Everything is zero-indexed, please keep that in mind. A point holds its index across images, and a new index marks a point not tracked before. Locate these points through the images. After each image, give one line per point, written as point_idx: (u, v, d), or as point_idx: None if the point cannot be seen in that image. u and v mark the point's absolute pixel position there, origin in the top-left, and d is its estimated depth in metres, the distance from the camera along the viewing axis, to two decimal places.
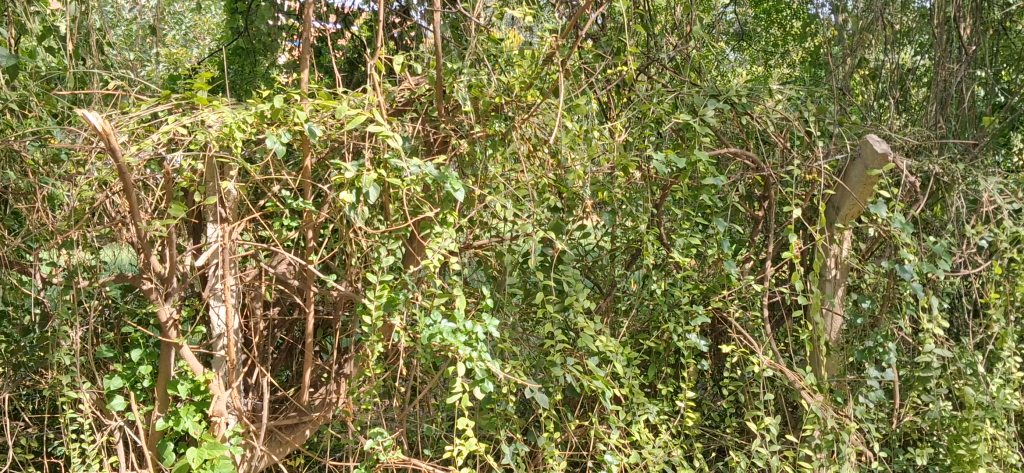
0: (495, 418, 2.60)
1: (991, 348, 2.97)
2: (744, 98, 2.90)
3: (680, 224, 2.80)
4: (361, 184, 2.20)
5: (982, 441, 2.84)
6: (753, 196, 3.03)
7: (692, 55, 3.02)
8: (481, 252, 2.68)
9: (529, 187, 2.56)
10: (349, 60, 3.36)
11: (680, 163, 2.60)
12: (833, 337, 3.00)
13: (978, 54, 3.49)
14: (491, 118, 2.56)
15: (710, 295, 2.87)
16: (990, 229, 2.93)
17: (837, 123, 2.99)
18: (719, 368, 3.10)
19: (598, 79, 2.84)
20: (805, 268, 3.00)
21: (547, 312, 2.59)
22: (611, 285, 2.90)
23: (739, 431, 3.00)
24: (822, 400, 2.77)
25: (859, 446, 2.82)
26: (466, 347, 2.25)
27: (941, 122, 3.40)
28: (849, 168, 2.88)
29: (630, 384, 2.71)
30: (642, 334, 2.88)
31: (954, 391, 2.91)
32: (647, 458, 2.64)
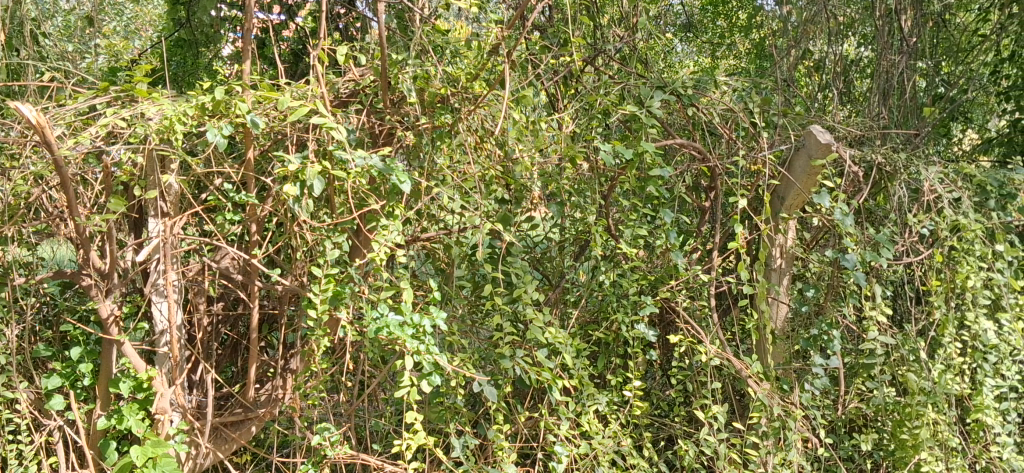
0: (446, 411, 2.59)
1: (932, 335, 3.01)
2: (690, 90, 2.92)
3: (627, 216, 2.82)
4: (305, 178, 2.17)
5: (924, 425, 2.90)
6: (699, 187, 3.05)
7: (638, 47, 3.04)
8: (429, 246, 2.66)
9: (476, 180, 2.53)
10: (294, 53, 3.33)
11: (627, 155, 2.60)
12: (780, 326, 3.03)
13: (917, 46, 3.61)
14: (438, 110, 2.54)
15: (658, 286, 2.87)
16: (931, 218, 2.99)
17: (781, 114, 3.04)
18: (668, 358, 3.11)
19: (545, 69, 2.82)
20: (750, 258, 3.01)
21: (496, 305, 2.59)
22: (560, 276, 2.89)
23: (688, 420, 3.02)
24: (769, 388, 2.80)
25: (806, 432, 2.84)
26: (413, 340, 2.23)
27: (883, 113, 3.46)
28: (793, 159, 2.92)
29: (579, 376, 2.70)
30: (591, 326, 2.86)
31: (897, 378, 2.97)
32: (597, 448, 2.66)
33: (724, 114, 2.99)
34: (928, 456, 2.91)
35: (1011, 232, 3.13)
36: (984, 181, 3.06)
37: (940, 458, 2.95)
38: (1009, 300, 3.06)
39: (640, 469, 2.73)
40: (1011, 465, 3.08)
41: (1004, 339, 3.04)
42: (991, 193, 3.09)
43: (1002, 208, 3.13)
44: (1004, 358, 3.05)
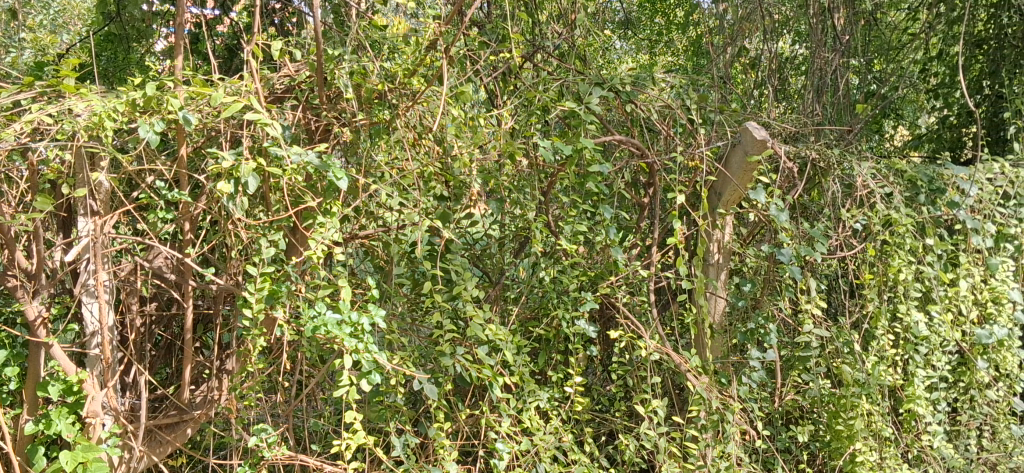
0: (385, 410, 2.57)
1: (866, 327, 3.07)
2: (628, 86, 2.93)
3: (566, 212, 2.82)
4: (240, 175, 2.13)
5: (858, 416, 2.96)
6: (638, 183, 3.06)
7: (577, 43, 3.05)
8: (368, 243, 2.63)
9: (415, 177, 2.53)
10: (228, 48, 3.27)
11: (565, 152, 2.60)
12: (718, 320, 3.03)
13: (850, 44, 3.70)
14: (375, 106, 2.51)
15: (598, 282, 2.87)
16: (864, 213, 3.07)
17: (718, 111, 3.07)
18: (609, 354, 3.12)
19: (484, 65, 2.80)
20: (688, 254, 3.04)
21: (436, 302, 2.57)
22: (499, 273, 2.88)
23: (628, 415, 3.04)
24: (707, 382, 2.83)
25: (744, 424, 2.88)
26: (351, 339, 2.20)
27: (817, 110, 3.51)
28: (729, 155, 2.93)
29: (520, 372, 2.70)
30: (532, 322, 2.85)
31: (832, 370, 3.03)
32: (538, 445, 2.65)
33: (662, 111, 3.02)
34: (862, 446, 2.99)
35: (940, 226, 3.20)
36: (914, 176, 3.14)
37: (874, 448, 3.02)
38: (939, 293, 3.13)
39: (581, 464, 2.74)
40: (940, 452, 3.19)
41: (935, 331, 3.11)
42: (921, 188, 3.16)
43: (932, 202, 3.19)
44: (934, 349, 3.13)
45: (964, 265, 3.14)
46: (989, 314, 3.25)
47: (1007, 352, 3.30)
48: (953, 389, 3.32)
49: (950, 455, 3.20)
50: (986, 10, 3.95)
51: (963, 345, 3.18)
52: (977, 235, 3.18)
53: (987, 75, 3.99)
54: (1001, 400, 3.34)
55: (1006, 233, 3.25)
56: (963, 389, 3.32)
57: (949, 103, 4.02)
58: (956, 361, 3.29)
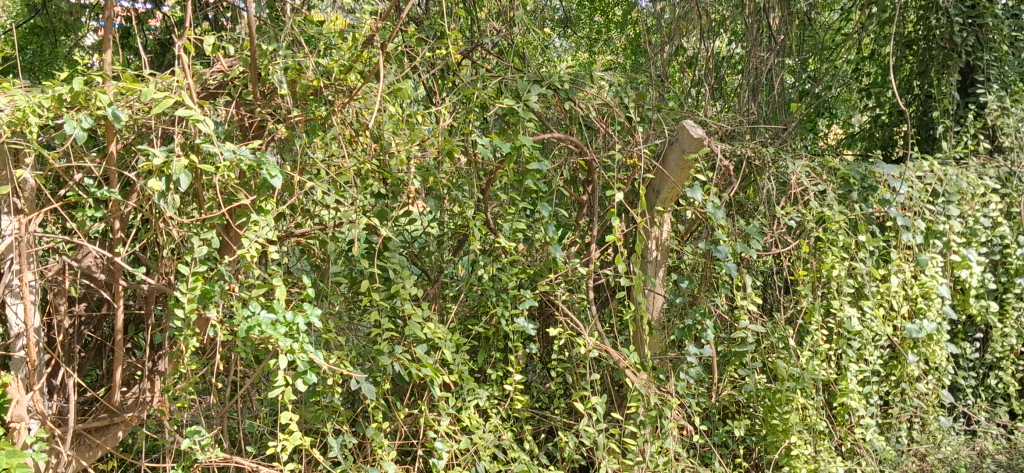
0: (322, 410, 2.54)
1: (800, 323, 3.13)
2: (566, 84, 2.93)
3: (505, 210, 2.81)
4: (171, 172, 2.08)
5: (793, 410, 3.02)
6: (577, 180, 3.06)
7: (516, 41, 3.05)
8: (304, 242, 2.61)
9: (350, 174, 2.48)
10: (162, 43, 3.20)
11: (504, 150, 2.59)
12: (655, 316, 3.08)
13: (785, 44, 3.76)
14: (309, 102, 2.48)
15: (537, 280, 2.87)
16: (798, 210, 3.12)
17: (655, 109, 3.10)
18: (548, 351, 3.13)
19: (422, 61, 2.78)
20: (627, 251, 3.05)
21: (373, 301, 2.55)
22: (438, 271, 2.86)
23: (568, 412, 3.04)
24: (646, 378, 2.85)
25: (681, 420, 2.91)
26: (286, 338, 2.17)
27: (753, 109, 3.56)
28: (667, 153, 2.95)
29: (459, 370, 2.68)
30: (470, 321, 2.83)
31: (767, 365, 3.08)
32: (477, 443, 2.64)
33: (600, 109, 3.03)
34: (797, 440, 3.05)
35: (871, 224, 3.27)
36: (846, 175, 3.21)
37: (808, 441, 3.08)
38: (871, 288, 3.20)
39: (521, 462, 2.74)
40: (873, 445, 3.24)
41: (867, 326, 3.17)
42: (853, 186, 3.24)
43: (864, 200, 3.26)
44: (867, 344, 3.19)
45: (896, 261, 3.21)
46: (919, 309, 3.30)
47: (936, 345, 3.36)
48: (884, 383, 3.39)
49: (882, 447, 3.26)
50: (916, 10, 4.04)
51: (895, 340, 3.25)
52: (908, 231, 3.25)
53: (917, 75, 4.09)
54: (931, 393, 3.42)
55: (935, 230, 3.32)
56: (894, 383, 3.40)
57: (881, 102, 4.17)
58: (888, 355, 3.36)
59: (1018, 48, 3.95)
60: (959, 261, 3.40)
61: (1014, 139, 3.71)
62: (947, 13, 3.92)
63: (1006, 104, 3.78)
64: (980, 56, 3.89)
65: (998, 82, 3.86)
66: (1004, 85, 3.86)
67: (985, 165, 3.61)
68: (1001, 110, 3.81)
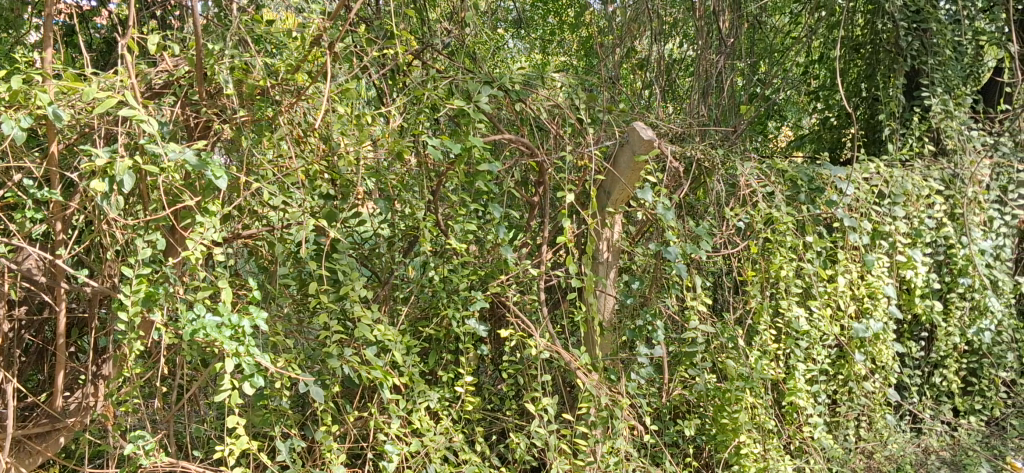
0: (270, 414, 2.52)
1: (749, 323, 3.16)
2: (517, 85, 2.92)
3: (456, 211, 2.80)
4: (114, 173, 2.04)
5: (742, 409, 3.05)
6: (528, 181, 3.06)
7: (467, 41, 3.04)
8: (252, 243, 2.60)
9: (298, 175, 2.47)
10: (107, 41, 3.15)
11: (454, 151, 2.58)
12: (607, 317, 3.08)
13: (734, 47, 3.80)
14: (256, 103, 2.45)
15: (488, 281, 2.86)
16: (747, 211, 3.16)
17: (606, 111, 3.11)
18: (499, 353, 3.11)
19: (372, 61, 2.77)
20: (578, 252, 3.06)
21: (322, 303, 2.53)
22: (389, 273, 2.84)
23: (520, 414, 3.04)
24: (597, 379, 2.86)
25: (632, 420, 2.93)
26: (231, 342, 2.15)
27: (703, 111, 3.59)
28: (617, 155, 2.94)
29: (410, 372, 2.67)
30: (421, 322, 2.82)
31: (717, 365, 3.09)
32: (428, 445, 2.63)
33: (552, 110, 3.04)
34: (746, 438, 3.08)
35: (819, 225, 3.31)
36: (794, 176, 3.26)
37: (757, 440, 3.11)
38: (818, 288, 3.25)
39: (472, 464, 2.73)
40: (821, 443, 3.29)
41: (814, 325, 3.22)
42: (801, 187, 3.29)
43: (812, 201, 3.31)
44: (814, 343, 3.24)
45: (842, 262, 3.26)
46: (866, 308, 3.35)
47: (882, 344, 3.42)
48: (832, 382, 3.44)
49: (830, 445, 3.30)
50: (864, 15, 4.15)
51: (842, 340, 3.30)
52: (855, 232, 3.30)
53: (864, 78, 4.17)
54: (878, 391, 3.47)
55: (881, 231, 3.37)
56: (841, 382, 3.44)
57: (829, 104, 4.25)
58: (835, 354, 3.41)
59: (961, 53, 4.03)
60: (904, 261, 3.45)
61: (957, 141, 3.81)
62: (893, 18, 3.99)
63: (949, 108, 3.85)
64: (925, 60, 3.95)
65: (942, 86, 3.92)
66: (948, 89, 3.93)
67: (930, 167, 3.67)
68: (945, 113, 3.88)
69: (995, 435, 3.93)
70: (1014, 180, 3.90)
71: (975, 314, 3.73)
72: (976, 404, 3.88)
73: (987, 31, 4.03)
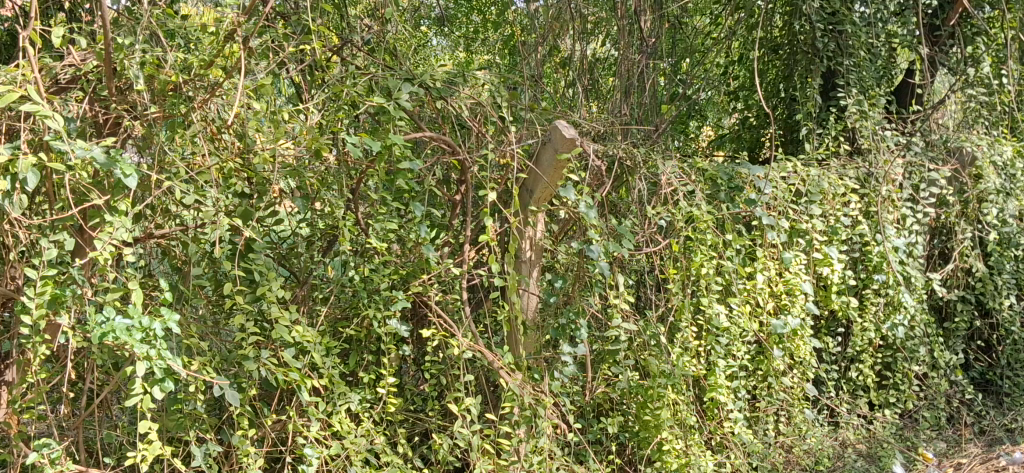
0: (185, 418, 2.46)
1: (670, 320, 3.19)
2: (438, 82, 2.87)
3: (376, 210, 2.76)
4: (16, 171, 1.96)
5: (665, 406, 3.07)
6: (450, 180, 3.04)
7: (387, 38, 3.01)
8: (164, 242, 2.54)
9: (211, 173, 2.41)
10: (13, 34, 3.05)
11: (373, 149, 2.53)
12: (529, 316, 3.07)
13: (656, 46, 3.83)
14: (168, 99, 2.38)
15: (410, 280, 2.83)
16: (668, 210, 3.18)
17: (528, 109, 3.10)
18: (422, 353, 3.08)
19: (289, 57, 2.71)
20: (501, 250, 3.04)
21: (238, 304, 2.47)
22: (307, 273, 2.79)
23: (443, 414, 3.01)
24: (520, 378, 2.85)
25: (555, 419, 2.93)
26: (141, 345, 2.08)
27: (625, 110, 3.62)
28: (539, 153, 2.93)
29: (330, 374, 2.62)
30: (342, 322, 2.78)
31: (640, 362, 3.10)
32: (348, 448, 2.59)
33: (473, 108, 2.98)
34: (668, 435, 3.11)
35: (738, 223, 3.36)
36: (714, 175, 3.29)
37: (679, 436, 3.14)
38: (737, 286, 3.29)
39: (394, 466, 2.69)
40: (741, 438, 3.33)
41: (734, 322, 3.27)
42: (721, 186, 3.33)
43: (731, 200, 3.36)
44: (734, 340, 3.29)
45: (761, 260, 3.32)
46: (783, 305, 3.42)
47: (801, 340, 3.48)
48: (752, 377, 3.50)
49: (750, 440, 3.35)
50: (782, 17, 4.22)
51: (761, 336, 3.35)
52: (773, 230, 3.36)
53: (783, 79, 4.27)
54: (796, 386, 3.54)
55: (798, 228, 3.45)
56: (760, 377, 3.51)
57: (749, 104, 4.37)
58: (755, 350, 3.47)
59: (875, 54, 4.12)
60: (821, 258, 3.54)
61: (872, 141, 3.86)
62: (810, 20, 4.07)
63: (865, 108, 3.93)
64: (841, 61, 4.03)
65: (857, 86, 4.01)
66: (863, 90, 4.03)
67: (845, 166, 3.76)
68: (861, 113, 3.95)
69: (908, 427, 4.01)
70: (925, 179, 3.96)
71: (889, 310, 3.80)
72: (890, 397, 3.96)
73: (900, 34, 4.17)
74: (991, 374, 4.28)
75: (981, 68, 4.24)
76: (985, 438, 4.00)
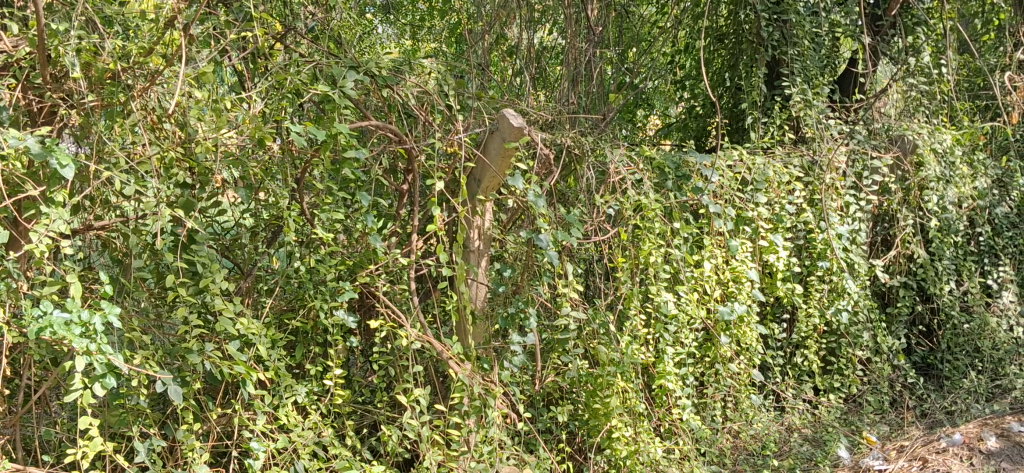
0: (127, 414, 2.41)
1: (619, 308, 3.20)
2: (384, 70, 2.83)
3: (322, 200, 2.73)
4: None
5: (614, 394, 3.08)
6: (397, 169, 3.01)
7: (332, 26, 2.98)
8: (104, 235, 2.48)
9: (152, 162, 2.36)
10: None
11: (318, 137, 2.50)
12: (478, 305, 3.02)
13: (603, 35, 3.83)
14: (106, 87, 2.32)
15: (357, 271, 2.80)
16: (616, 199, 3.18)
17: (475, 98, 3.06)
18: (369, 344, 3.05)
19: (231, 45, 2.66)
20: (449, 240, 3.02)
21: (181, 296, 2.43)
22: (251, 264, 2.75)
23: (391, 405, 2.99)
24: (470, 368, 2.84)
25: (505, 408, 2.92)
26: (80, 339, 2.03)
27: (573, 99, 3.63)
28: (487, 141, 2.92)
29: (276, 367, 2.59)
30: (287, 314, 2.74)
31: (589, 351, 3.10)
32: (296, 441, 2.56)
33: (420, 96, 2.96)
34: (618, 422, 3.11)
35: (685, 211, 3.38)
36: (661, 164, 3.30)
37: (629, 424, 3.15)
38: (685, 273, 3.31)
39: (343, 459, 2.66)
40: (689, 425, 3.35)
41: (682, 309, 3.29)
42: (668, 175, 3.34)
43: (678, 188, 3.37)
44: (682, 327, 3.31)
45: (708, 248, 3.34)
46: (730, 292, 3.46)
47: (747, 326, 3.52)
48: (700, 364, 3.53)
49: (698, 426, 3.38)
50: (727, 6, 4.26)
51: (708, 323, 3.37)
52: (719, 218, 3.39)
53: (728, 68, 4.31)
54: (743, 372, 3.58)
55: (744, 216, 3.49)
56: (708, 363, 3.54)
57: (694, 93, 4.42)
58: (702, 337, 3.50)
59: (819, 44, 4.18)
60: (766, 246, 3.59)
61: (815, 129, 3.92)
62: (755, 9, 4.11)
63: (809, 97, 3.97)
64: (785, 50, 4.07)
65: (801, 76, 4.05)
66: (807, 79, 4.06)
67: (790, 155, 3.80)
68: (805, 102, 3.99)
69: (853, 411, 4.07)
70: (868, 167, 4.01)
71: (833, 296, 3.83)
72: (835, 381, 4.01)
73: (842, 24, 4.22)
74: (932, 358, 4.37)
75: (922, 57, 4.30)
76: (926, 420, 4.05)
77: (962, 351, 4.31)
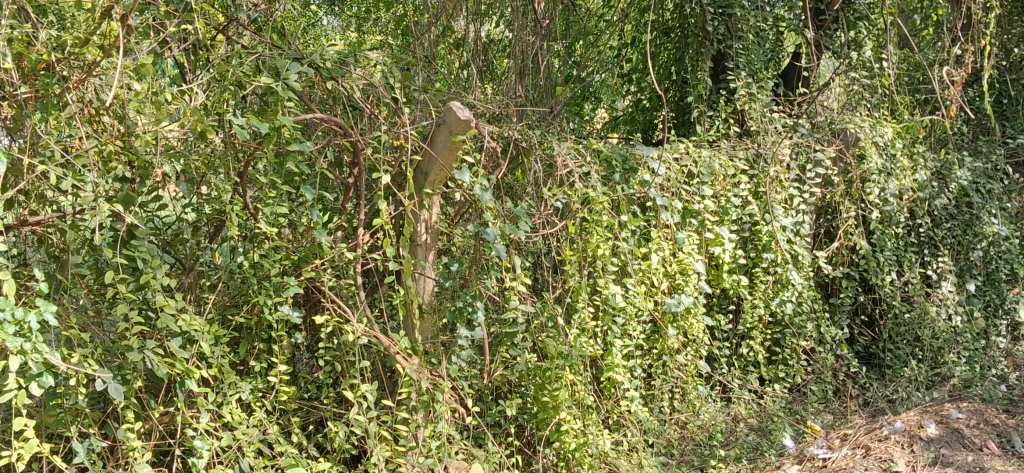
0: (65, 413, 2.36)
1: (567, 301, 3.20)
2: (328, 62, 2.79)
3: (265, 194, 2.68)
4: None
5: (562, 387, 3.09)
6: (342, 162, 2.97)
7: (275, 17, 2.92)
8: (40, 230, 2.42)
9: (89, 156, 2.30)
10: None
11: (260, 130, 2.45)
12: (426, 300, 3.04)
13: (549, 28, 3.81)
14: (40, 78, 2.26)
15: (302, 265, 2.76)
16: (564, 192, 3.18)
17: (421, 90, 3.03)
18: (316, 340, 3.01)
19: (171, 35, 2.60)
20: (395, 234, 3.00)
21: (120, 293, 2.37)
22: (194, 259, 2.70)
23: (338, 401, 2.96)
24: (417, 363, 2.82)
25: (453, 403, 2.90)
26: (14, 338, 1.97)
27: (520, 92, 3.62)
28: (433, 134, 2.90)
29: (219, 364, 2.54)
30: (231, 310, 2.70)
31: (538, 344, 3.10)
32: (240, 439, 2.52)
33: (365, 88, 2.93)
34: (566, 415, 3.11)
35: (633, 204, 3.39)
36: (609, 156, 3.31)
37: (577, 416, 3.15)
38: (632, 266, 3.32)
39: (289, 456, 2.63)
40: (637, 416, 3.37)
41: (630, 301, 3.30)
42: (615, 168, 3.34)
43: (626, 181, 3.37)
44: (630, 319, 3.33)
45: (655, 240, 3.36)
46: (677, 284, 3.48)
47: (694, 318, 3.54)
48: (647, 356, 3.55)
49: (646, 417, 3.40)
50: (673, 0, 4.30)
51: (655, 315, 3.39)
52: (666, 211, 3.41)
53: (675, 61, 4.35)
54: (689, 364, 3.61)
55: (690, 209, 3.51)
56: (656, 356, 3.56)
57: (641, 87, 4.45)
58: (650, 329, 3.52)
59: (763, 38, 4.21)
60: (712, 238, 3.63)
61: (760, 123, 3.97)
62: (700, 3, 4.12)
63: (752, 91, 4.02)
64: (730, 44, 4.10)
65: (746, 69, 4.09)
66: (751, 73, 4.11)
67: (735, 147, 3.84)
68: (749, 96, 4.05)
69: (797, 400, 4.16)
70: (811, 159, 4.07)
71: (778, 287, 3.88)
72: (780, 372, 4.07)
73: (786, 18, 4.26)
74: (874, 348, 4.42)
75: (863, 52, 4.38)
76: (868, 409, 4.12)
77: (903, 340, 4.37)
